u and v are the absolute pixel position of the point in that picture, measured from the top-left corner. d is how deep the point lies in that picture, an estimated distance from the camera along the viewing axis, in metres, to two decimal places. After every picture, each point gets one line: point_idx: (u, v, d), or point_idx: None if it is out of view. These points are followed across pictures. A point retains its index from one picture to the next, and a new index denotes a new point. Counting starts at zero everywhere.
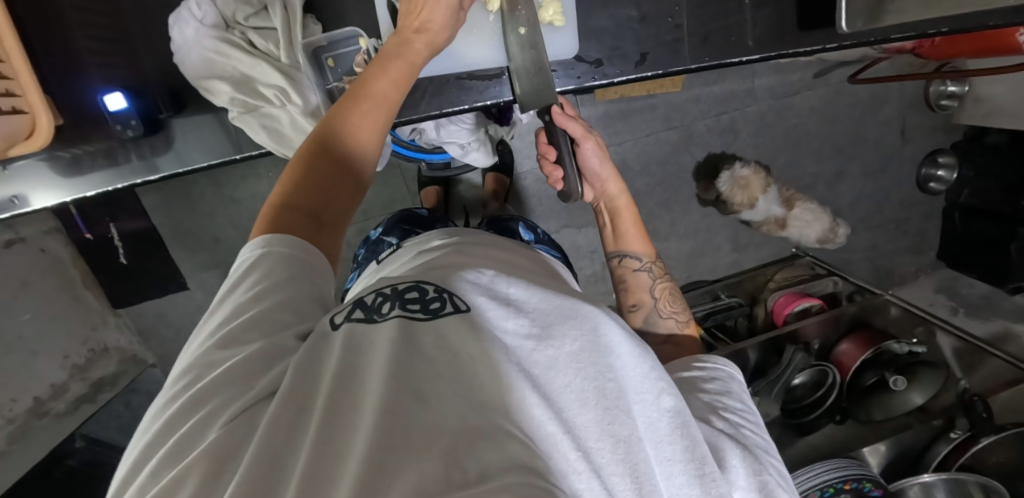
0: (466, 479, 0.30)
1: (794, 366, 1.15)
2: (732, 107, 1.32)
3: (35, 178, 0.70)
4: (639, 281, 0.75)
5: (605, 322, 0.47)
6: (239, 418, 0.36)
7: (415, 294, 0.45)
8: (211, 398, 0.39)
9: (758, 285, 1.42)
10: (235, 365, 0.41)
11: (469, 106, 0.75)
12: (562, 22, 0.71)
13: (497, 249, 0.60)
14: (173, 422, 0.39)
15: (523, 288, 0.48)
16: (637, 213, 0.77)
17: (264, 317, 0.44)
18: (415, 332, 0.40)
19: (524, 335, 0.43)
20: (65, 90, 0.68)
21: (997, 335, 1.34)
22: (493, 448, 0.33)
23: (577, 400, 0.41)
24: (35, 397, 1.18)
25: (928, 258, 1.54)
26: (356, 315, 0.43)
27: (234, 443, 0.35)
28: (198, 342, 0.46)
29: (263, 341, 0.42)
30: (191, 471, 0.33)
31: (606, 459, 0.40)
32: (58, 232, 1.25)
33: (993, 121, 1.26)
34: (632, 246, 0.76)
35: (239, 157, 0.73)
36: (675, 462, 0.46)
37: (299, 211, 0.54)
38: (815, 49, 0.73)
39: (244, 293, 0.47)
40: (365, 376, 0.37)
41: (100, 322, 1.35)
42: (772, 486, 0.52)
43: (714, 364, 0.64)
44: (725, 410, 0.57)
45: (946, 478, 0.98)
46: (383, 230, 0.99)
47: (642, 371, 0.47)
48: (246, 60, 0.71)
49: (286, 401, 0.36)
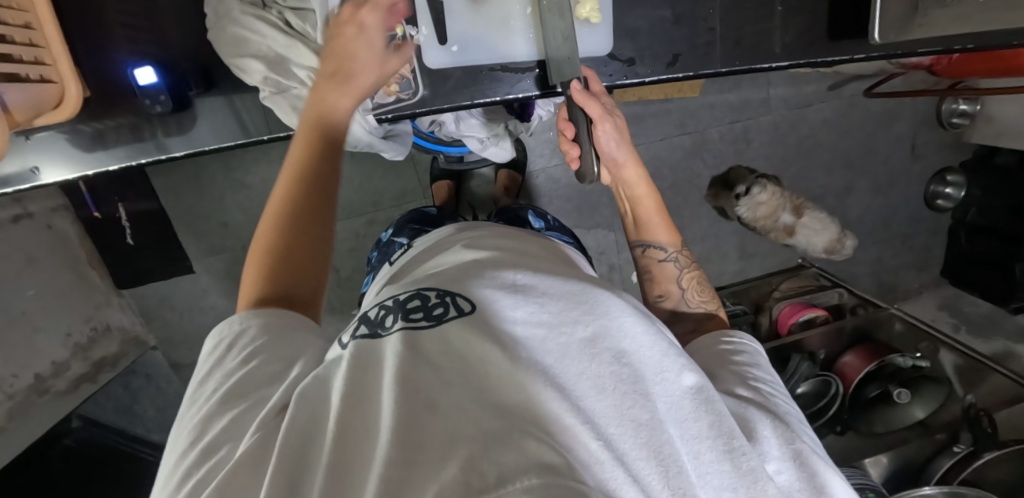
0: (484, 485, 0.31)
1: (799, 375, 1.18)
2: (746, 115, 1.33)
3: (55, 150, 0.70)
4: (665, 271, 0.75)
5: (614, 305, 0.47)
6: (255, 447, 0.37)
7: (417, 303, 0.46)
8: (227, 439, 0.39)
9: (763, 294, 1.43)
10: (243, 409, 0.42)
11: (499, 98, 0.76)
12: (597, 20, 0.71)
13: (511, 238, 0.61)
14: (184, 475, 0.39)
15: (529, 277, 0.49)
16: (660, 202, 0.76)
17: (257, 373, 0.45)
18: (419, 341, 0.42)
19: (534, 325, 0.43)
20: (94, 62, 0.68)
21: (1000, 353, 1.35)
22: (511, 450, 0.33)
23: (592, 387, 0.41)
24: (36, 374, 1.17)
25: (931, 275, 1.55)
26: (362, 332, 0.46)
27: (248, 475, 0.36)
28: (194, 407, 0.45)
29: (263, 389, 0.43)
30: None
31: (630, 444, 0.38)
32: (66, 209, 1.25)
33: (1003, 141, 1.27)
34: (657, 235, 0.75)
35: (266, 137, 0.73)
36: (703, 439, 0.44)
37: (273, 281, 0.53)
38: (843, 59, 0.74)
39: (235, 358, 0.46)
40: (375, 394, 0.38)
41: (104, 302, 1.34)
42: (809, 452, 0.49)
43: (742, 339, 0.65)
44: (756, 379, 0.58)
45: (947, 491, 0.98)
46: (392, 233, 0.99)
47: (658, 349, 0.46)
48: (282, 40, 0.70)
49: (294, 434, 0.37)
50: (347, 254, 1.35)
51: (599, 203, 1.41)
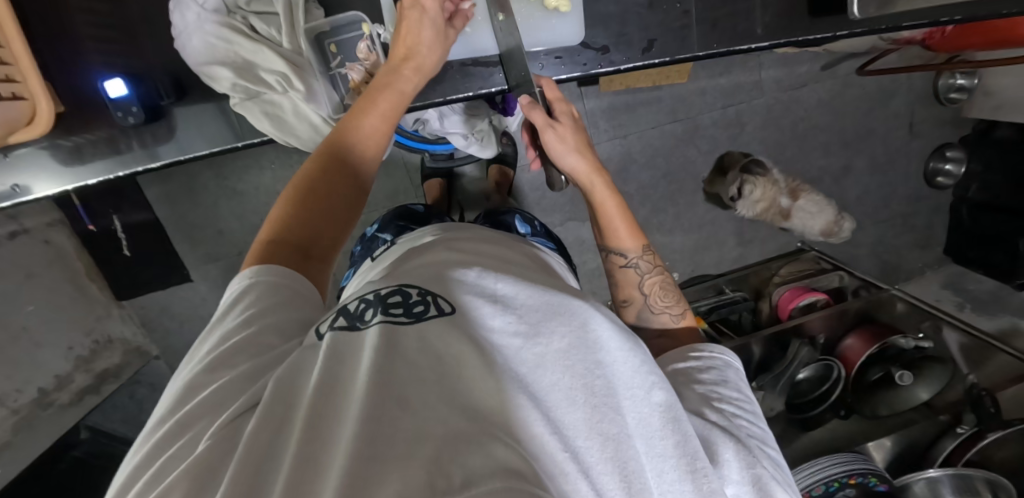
0: (450, 486, 0.30)
1: (799, 360, 1.15)
2: (737, 99, 1.31)
3: (37, 166, 0.70)
4: (628, 277, 0.71)
5: (592, 316, 0.47)
6: (224, 429, 0.37)
7: (398, 298, 0.44)
8: (196, 422, 0.40)
9: (763, 280, 1.41)
10: (221, 388, 0.42)
11: (472, 94, 0.75)
12: (567, 7, 0.70)
13: (494, 242, 0.60)
14: (160, 443, 0.39)
15: (512, 283, 0.47)
16: (622, 205, 0.70)
17: (249, 342, 0.45)
18: (397, 336, 0.40)
19: (513, 331, 0.42)
20: (68, 77, 0.68)
21: (1006, 329, 1.32)
22: (479, 452, 0.33)
23: (565, 399, 0.41)
24: (40, 389, 1.17)
25: (935, 254, 1.53)
26: (339, 323, 0.44)
27: (216, 459, 0.35)
28: (185, 369, 0.46)
29: (249, 363, 0.44)
30: (174, 488, 0.34)
31: (594, 458, 0.39)
32: (62, 224, 1.26)
33: (1003, 115, 1.25)
34: (619, 240, 0.71)
35: (240, 144, 0.72)
36: (666, 459, 0.45)
37: (285, 246, 0.55)
38: (825, 36, 0.72)
39: (235, 319, 0.48)
40: (348, 386, 0.37)
41: (105, 314, 1.35)
42: (767, 483, 0.50)
43: (711, 353, 0.63)
44: (719, 401, 0.56)
45: (952, 474, 0.97)
46: (377, 228, 0.99)
47: (633, 365, 0.46)
48: (248, 45, 0.70)
49: (267, 415, 0.37)
50: (342, 256, 1.35)
51: None
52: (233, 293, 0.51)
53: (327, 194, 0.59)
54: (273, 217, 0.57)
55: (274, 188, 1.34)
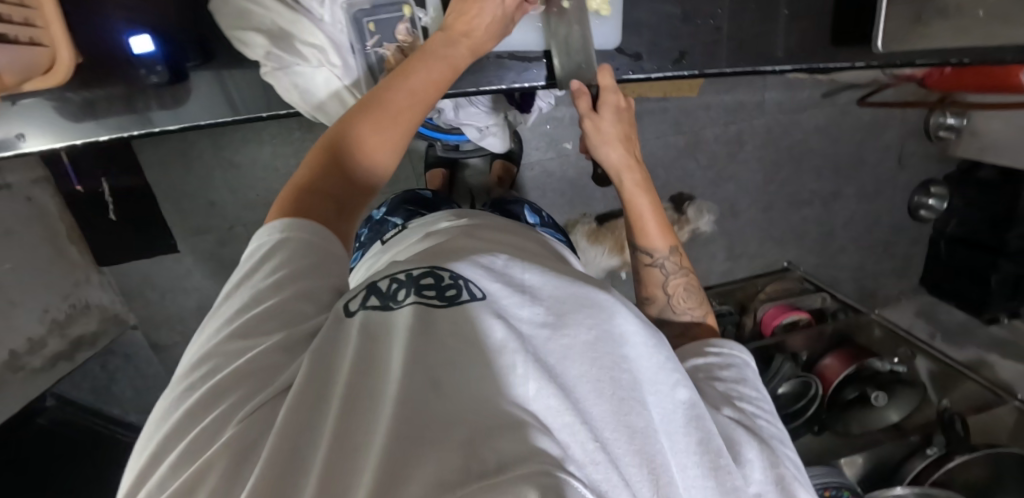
0: (484, 471, 0.28)
1: (781, 375, 1.19)
2: (739, 118, 1.34)
3: (43, 117, 0.68)
4: (652, 276, 0.70)
5: (616, 313, 0.46)
6: (257, 412, 0.36)
7: (431, 281, 0.44)
8: (233, 390, 0.39)
9: (749, 295, 1.49)
10: (256, 358, 0.41)
11: (505, 86, 0.75)
12: (608, 11, 0.71)
13: (509, 232, 0.60)
14: (196, 411, 0.39)
15: (537, 274, 0.48)
16: (658, 206, 0.71)
17: (277, 309, 0.44)
18: (431, 318, 0.40)
19: (539, 323, 0.42)
20: (87, 27, 0.66)
21: (974, 360, 1.41)
22: (512, 438, 0.31)
23: (592, 390, 0.39)
24: (11, 351, 1.14)
25: (910, 283, 1.60)
26: (371, 303, 0.43)
27: (250, 439, 0.35)
28: (209, 335, 0.46)
29: (283, 333, 0.43)
30: (210, 471, 0.33)
31: (622, 451, 0.37)
32: (46, 182, 1.21)
33: (986, 155, 1.31)
34: (648, 237, 0.70)
35: (266, 114, 0.72)
36: (689, 454, 0.44)
37: (317, 196, 0.53)
38: (843, 65, 0.75)
39: (264, 279, 0.47)
40: (382, 371, 0.36)
41: (83, 279, 1.30)
42: (789, 481, 0.49)
43: (731, 350, 0.61)
44: (740, 399, 0.55)
45: (918, 492, 1.02)
46: (385, 211, 0.98)
47: (657, 363, 0.46)
48: (286, 14, 0.69)
49: (301, 392, 0.36)
50: None
51: (593, 197, 1.42)
52: (260, 247, 0.50)
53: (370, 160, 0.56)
54: (305, 167, 0.55)
55: (272, 164, 1.31)
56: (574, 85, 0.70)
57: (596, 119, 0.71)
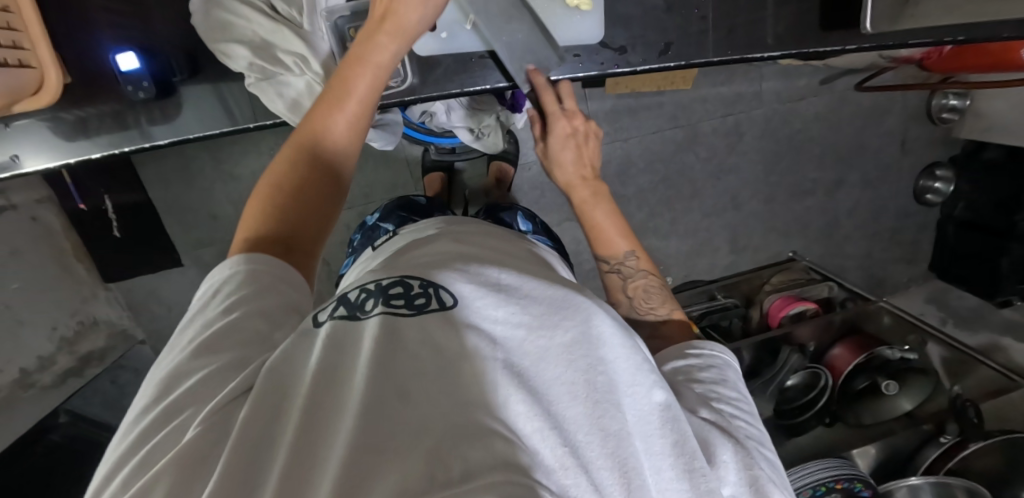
0: (446, 480, 0.29)
1: (788, 367, 1.19)
2: (737, 109, 1.33)
3: (36, 138, 0.69)
4: (613, 283, 0.72)
5: (595, 312, 0.44)
6: (216, 416, 0.36)
7: (400, 289, 0.43)
8: (188, 406, 0.38)
9: (755, 287, 1.43)
10: (207, 376, 0.40)
11: (490, 86, 0.75)
12: (589, 6, 0.72)
13: (489, 235, 0.58)
14: (149, 429, 0.38)
15: (514, 275, 0.46)
16: (613, 210, 0.75)
17: (234, 328, 0.44)
18: (397, 329, 0.39)
19: (515, 324, 0.41)
20: (76, 45, 0.67)
21: (987, 345, 1.36)
22: (479, 445, 0.32)
23: (566, 393, 0.39)
24: (21, 369, 1.16)
25: (920, 269, 1.57)
26: (339, 312, 0.42)
27: (209, 445, 0.34)
28: (169, 357, 0.45)
29: (233, 352, 0.42)
30: (162, 478, 0.32)
31: (595, 454, 0.37)
32: (50, 201, 1.22)
33: (991, 135, 1.29)
34: (604, 247, 0.73)
35: (252, 126, 0.72)
36: (665, 457, 0.43)
37: (270, 233, 0.53)
38: (835, 49, 0.74)
39: (217, 307, 0.47)
40: (347, 376, 0.36)
41: (90, 295, 1.32)
42: (764, 484, 0.49)
43: (710, 351, 0.61)
44: (718, 401, 0.55)
45: (933, 481, 1.00)
46: (378, 217, 0.98)
47: (635, 364, 0.44)
48: (267, 25, 0.70)
49: (263, 395, 0.36)
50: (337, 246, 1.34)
51: None
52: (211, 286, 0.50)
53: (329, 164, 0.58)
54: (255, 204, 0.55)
55: None
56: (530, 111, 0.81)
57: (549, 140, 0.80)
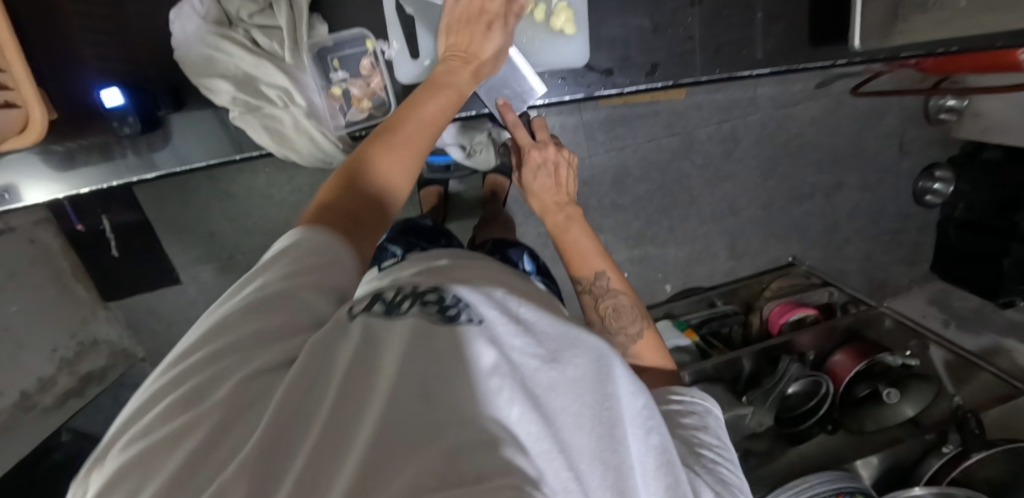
0: (452, 492, 0.27)
1: (788, 377, 1.14)
2: (732, 115, 1.32)
3: (26, 171, 0.69)
4: (586, 304, 0.70)
5: (608, 355, 0.45)
6: (247, 380, 0.34)
7: (434, 297, 0.42)
8: (219, 361, 0.36)
9: (754, 292, 1.44)
10: (248, 337, 0.37)
11: (477, 111, 0.75)
12: (573, 31, 0.70)
13: (499, 267, 0.56)
14: (178, 379, 0.36)
15: (537, 303, 0.46)
16: (585, 229, 0.72)
17: (294, 301, 0.40)
18: (431, 333, 0.38)
19: (535, 347, 0.40)
20: (61, 80, 0.67)
21: (988, 348, 1.34)
22: (493, 454, 0.31)
23: (573, 422, 0.38)
24: (22, 390, 1.12)
25: (921, 271, 1.56)
26: (375, 308, 0.41)
27: (240, 407, 0.32)
28: (213, 309, 0.42)
29: (286, 322, 0.39)
30: (195, 432, 0.31)
31: (594, 483, 0.37)
32: (48, 223, 1.23)
33: (990, 136, 1.28)
34: (577, 267, 0.70)
35: (238, 156, 0.72)
36: (656, 496, 0.43)
37: (340, 211, 0.49)
38: (824, 65, 0.73)
39: (275, 272, 0.42)
40: (377, 372, 0.34)
41: (90, 314, 1.32)
42: None
43: (692, 398, 0.59)
44: (702, 448, 0.54)
45: (936, 492, 0.99)
46: (386, 238, 0.92)
47: (636, 405, 0.45)
48: (249, 59, 0.69)
49: (295, 385, 0.33)
50: None
51: None
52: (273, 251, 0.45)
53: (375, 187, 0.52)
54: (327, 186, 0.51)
55: (266, 192, 1.32)
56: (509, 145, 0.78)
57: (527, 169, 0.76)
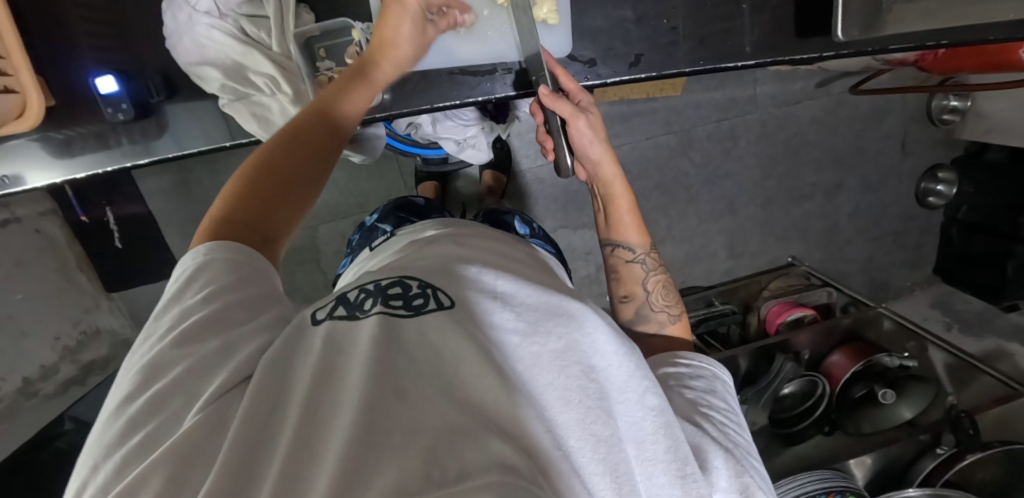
0: (445, 480, 0.27)
1: (782, 376, 1.16)
2: (732, 114, 1.32)
3: (24, 157, 0.70)
4: (632, 272, 0.71)
5: (589, 319, 0.43)
6: (212, 407, 0.34)
7: (398, 289, 0.41)
8: (170, 402, 0.36)
9: (752, 292, 1.40)
10: (190, 367, 0.38)
11: (461, 101, 0.76)
12: (555, 21, 0.71)
13: (489, 239, 0.54)
14: (132, 423, 0.35)
15: (511, 280, 0.44)
16: (634, 202, 0.71)
17: (212, 320, 0.41)
18: (396, 328, 0.37)
19: (510, 329, 0.39)
20: (58, 67, 0.69)
21: (992, 351, 1.36)
22: (474, 447, 0.30)
23: (560, 398, 0.37)
24: (25, 377, 1.18)
25: (924, 273, 1.55)
26: (338, 313, 0.40)
27: (207, 436, 0.32)
28: (146, 346, 0.41)
29: (220, 338, 0.39)
30: (153, 471, 0.30)
31: (587, 459, 0.36)
32: (54, 214, 1.25)
33: (994, 136, 1.27)
34: (625, 233, 0.72)
35: (228, 144, 0.73)
36: (657, 463, 0.41)
37: (238, 220, 0.48)
38: (812, 56, 0.73)
39: (193, 297, 0.43)
40: (343, 376, 0.34)
41: (93, 305, 1.34)
42: (752, 489, 0.49)
43: (699, 362, 0.62)
44: (708, 407, 0.55)
45: (930, 494, 0.98)
46: (376, 218, 0.94)
47: (626, 371, 0.43)
48: (239, 48, 0.71)
49: (259, 393, 0.34)
50: (334, 256, 1.34)
51: (586, 202, 1.40)
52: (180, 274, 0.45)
53: (318, 142, 0.56)
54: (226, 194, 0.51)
55: None
56: (541, 87, 0.65)
57: (586, 116, 0.65)
